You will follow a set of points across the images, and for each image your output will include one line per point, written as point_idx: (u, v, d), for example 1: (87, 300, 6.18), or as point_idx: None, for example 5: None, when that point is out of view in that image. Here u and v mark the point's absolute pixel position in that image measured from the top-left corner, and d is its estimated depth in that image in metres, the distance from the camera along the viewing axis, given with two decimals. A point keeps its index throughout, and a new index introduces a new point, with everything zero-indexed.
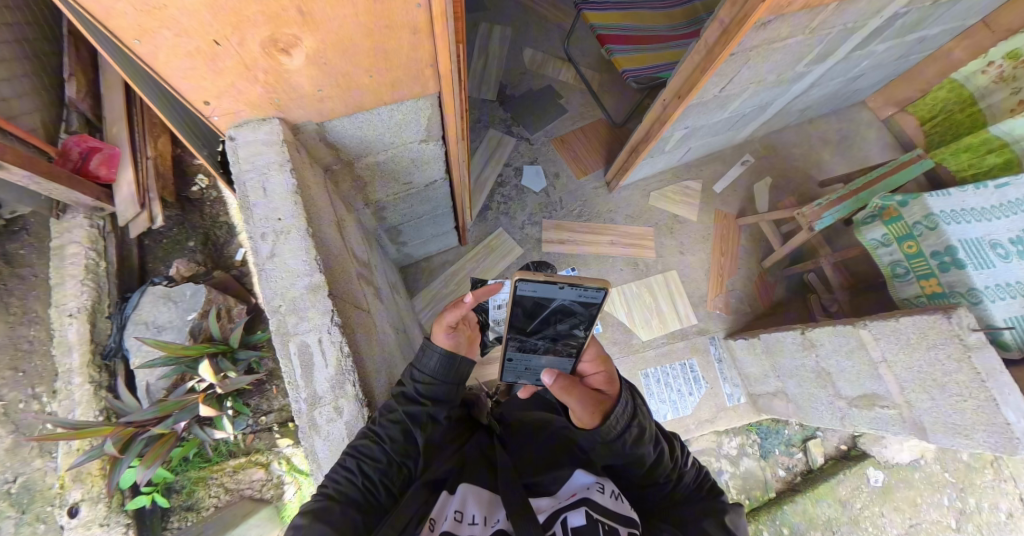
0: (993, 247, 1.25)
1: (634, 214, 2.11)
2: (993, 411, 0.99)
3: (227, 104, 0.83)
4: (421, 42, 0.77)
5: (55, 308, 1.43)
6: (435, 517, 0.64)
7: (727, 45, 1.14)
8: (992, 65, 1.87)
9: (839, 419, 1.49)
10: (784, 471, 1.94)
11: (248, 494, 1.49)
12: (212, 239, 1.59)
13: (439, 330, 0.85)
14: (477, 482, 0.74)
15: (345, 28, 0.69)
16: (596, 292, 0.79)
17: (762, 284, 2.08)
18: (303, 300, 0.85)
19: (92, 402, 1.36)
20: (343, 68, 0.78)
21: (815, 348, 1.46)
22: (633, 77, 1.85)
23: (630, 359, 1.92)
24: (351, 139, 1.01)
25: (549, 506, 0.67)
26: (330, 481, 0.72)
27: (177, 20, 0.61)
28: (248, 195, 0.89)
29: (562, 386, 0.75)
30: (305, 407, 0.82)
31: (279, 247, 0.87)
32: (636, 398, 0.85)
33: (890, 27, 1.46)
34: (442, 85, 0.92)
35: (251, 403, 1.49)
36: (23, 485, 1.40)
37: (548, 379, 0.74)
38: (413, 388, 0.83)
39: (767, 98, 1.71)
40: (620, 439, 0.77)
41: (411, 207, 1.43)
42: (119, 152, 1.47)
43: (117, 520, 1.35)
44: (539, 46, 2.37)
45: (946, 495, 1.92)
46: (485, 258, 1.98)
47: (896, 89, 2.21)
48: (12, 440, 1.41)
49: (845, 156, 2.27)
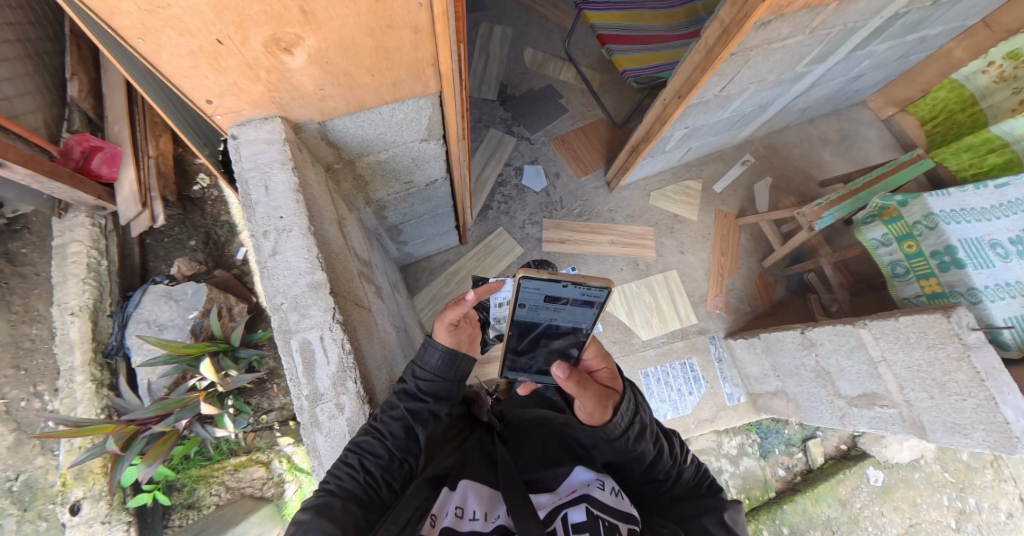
0: (992, 246, 1.25)
1: (634, 213, 2.11)
2: (992, 410, 1.00)
3: (229, 103, 0.84)
4: (423, 42, 0.78)
5: (56, 306, 1.43)
6: (435, 513, 0.64)
7: (727, 45, 1.15)
8: (993, 65, 1.87)
9: (839, 418, 1.49)
10: (784, 470, 1.94)
11: (248, 492, 1.50)
12: (213, 237, 1.60)
13: (439, 328, 0.86)
14: (478, 478, 0.74)
15: (347, 27, 0.69)
16: (598, 291, 0.79)
17: (763, 283, 2.08)
18: (304, 298, 0.85)
19: (93, 400, 1.37)
20: (345, 68, 0.79)
21: (814, 348, 1.46)
22: (633, 77, 1.85)
23: (630, 359, 1.92)
24: (351, 138, 1.02)
25: (550, 503, 0.68)
26: (332, 478, 0.72)
27: (181, 19, 0.61)
28: (250, 194, 0.89)
29: (574, 379, 0.74)
30: (307, 404, 0.83)
31: (280, 245, 0.87)
32: (636, 395, 0.86)
33: (890, 27, 1.46)
34: (443, 85, 0.92)
35: (252, 401, 1.50)
36: (25, 483, 1.40)
37: (560, 373, 0.71)
38: (415, 386, 0.83)
39: (768, 98, 1.72)
40: (623, 436, 0.78)
41: (412, 206, 1.43)
42: (120, 151, 1.48)
43: (118, 518, 1.35)
44: (539, 46, 2.38)
45: (946, 494, 1.93)
46: (485, 257, 1.98)
47: (896, 89, 2.21)
48: (14, 438, 1.42)
49: (845, 156, 2.27)
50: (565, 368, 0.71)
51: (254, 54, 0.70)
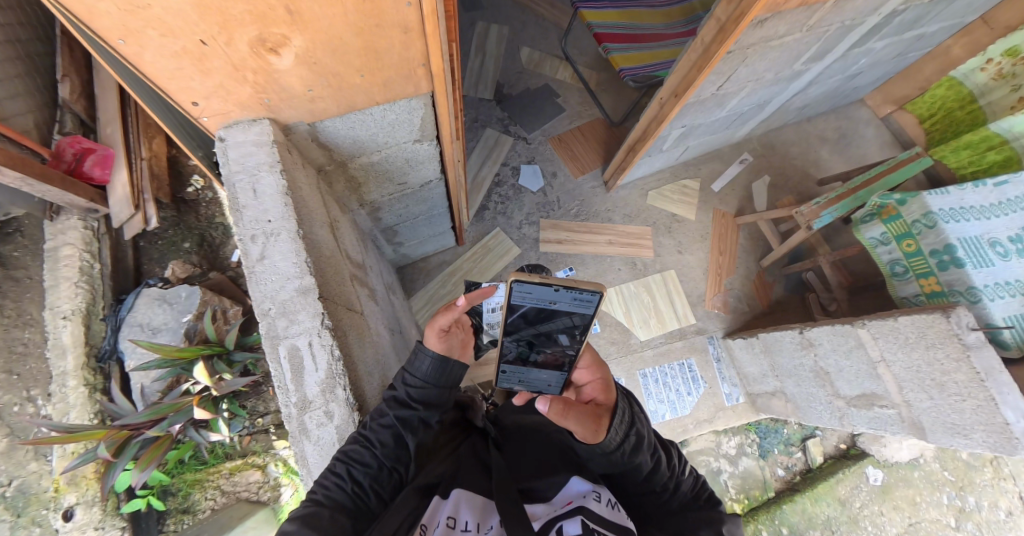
0: (992, 245, 1.24)
1: (632, 213, 2.10)
2: (991, 411, 0.99)
3: (217, 105, 0.82)
4: (413, 41, 0.76)
5: (48, 310, 1.41)
6: (427, 523, 0.63)
7: (723, 44, 1.14)
8: (990, 63, 1.86)
9: (838, 418, 1.49)
10: (784, 470, 1.93)
11: (244, 496, 1.49)
12: (207, 240, 1.59)
13: (433, 335, 0.84)
14: (470, 486, 0.73)
15: (335, 26, 0.68)
16: (591, 296, 0.78)
17: (762, 283, 2.07)
18: (294, 303, 0.84)
19: (87, 405, 1.36)
20: (333, 68, 0.77)
21: (813, 348, 1.45)
22: (630, 76, 1.83)
23: (628, 359, 1.91)
24: (343, 140, 1.00)
25: (545, 514, 0.67)
26: (319, 487, 0.71)
27: (162, 18, 0.59)
28: (239, 197, 0.88)
29: (556, 410, 0.71)
30: (296, 411, 0.82)
31: (269, 250, 0.86)
32: (633, 406, 0.85)
33: (889, 24, 1.45)
34: (435, 85, 0.91)
35: (248, 405, 1.48)
36: (18, 488, 1.39)
37: (542, 406, 0.70)
38: (405, 393, 0.81)
39: (766, 96, 1.70)
40: (619, 450, 0.77)
41: (407, 207, 1.41)
42: (112, 153, 1.46)
43: (112, 523, 1.34)
44: (537, 45, 2.36)
45: (946, 493, 1.92)
46: (482, 258, 1.97)
47: (894, 87, 2.20)
48: (7, 443, 1.41)
49: (844, 154, 2.26)
50: (546, 400, 0.69)
51: (240, 54, 0.69)
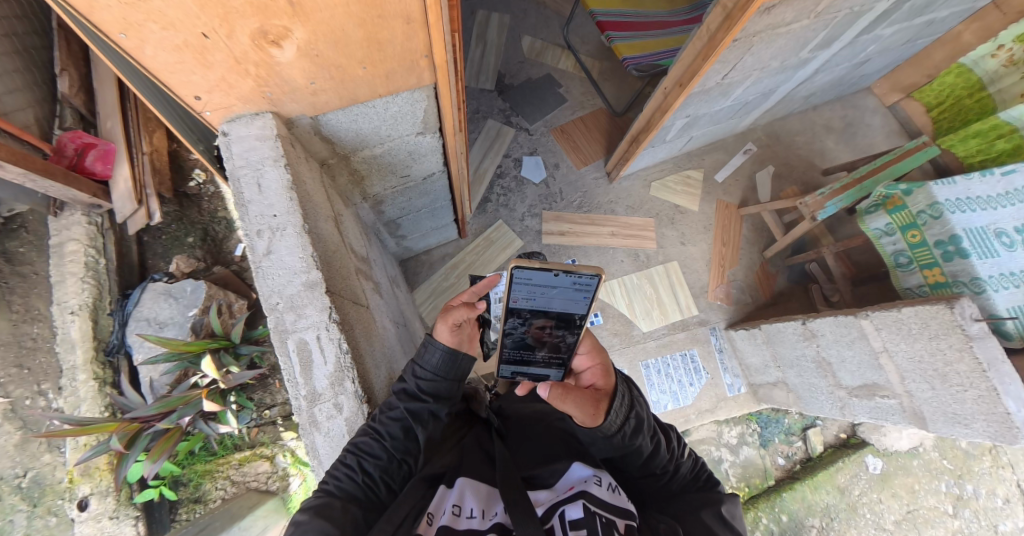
0: (997, 235, 1.21)
1: (635, 204, 2.09)
2: (993, 401, 0.99)
3: (218, 99, 0.82)
4: (416, 32, 0.75)
5: (56, 305, 1.43)
6: (432, 512, 0.65)
7: (729, 32, 1.12)
8: (1002, 49, 1.81)
9: (839, 408, 1.50)
10: (784, 459, 1.96)
11: (253, 486, 1.52)
12: (210, 234, 1.59)
13: (472, 345, 0.91)
14: (476, 476, 0.75)
15: (336, 18, 0.67)
16: (589, 279, 0.78)
17: (764, 274, 2.07)
18: (300, 298, 0.84)
19: (97, 398, 1.37)
20: (335, 59, 0.76)
21: (815, 339, 1.46)
22: (633, 66, 1.80)
23: (629, 351, 1.92)
24: (345, 133, 1.00)
25: (548, 500, 0.69)
26: (330, 478, 0.73)
27: (162, 11, 0.59)
28: (243, 192, 0.88)
29: (558, 395, 0.74)
30: (305, 404, 0.82)
31: (275, 244, 0.86)
32: (632, 390, 0.87)
33: (898, 10, 1.42)
34: (438, 75, 0.90)
35: (254, 398, 1.49)
36: (33, 479, 1.43)
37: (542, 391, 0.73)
38: (415, 385, 0.83)
39: (772, 85, 1.68)
40: (620, 433, 0.78)
41: (410, 200, 1.41)
42: (114, 148, 1.46)
43: (126, 512, 1.38)
44: (538, 33, 2.33)
45: (944, 481, 1.94)
46: (485, 249, 1.97)
47: (901, 75, 2.16)
48: (21, 435, 1.44)
49: (849, 144, 2.24)
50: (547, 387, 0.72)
51: (242, 47, 0.68)
